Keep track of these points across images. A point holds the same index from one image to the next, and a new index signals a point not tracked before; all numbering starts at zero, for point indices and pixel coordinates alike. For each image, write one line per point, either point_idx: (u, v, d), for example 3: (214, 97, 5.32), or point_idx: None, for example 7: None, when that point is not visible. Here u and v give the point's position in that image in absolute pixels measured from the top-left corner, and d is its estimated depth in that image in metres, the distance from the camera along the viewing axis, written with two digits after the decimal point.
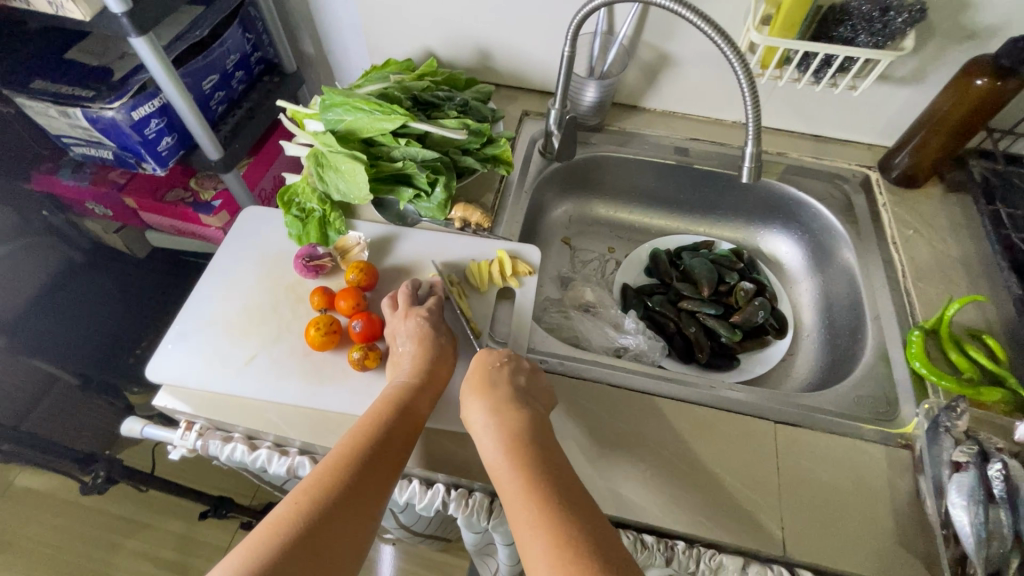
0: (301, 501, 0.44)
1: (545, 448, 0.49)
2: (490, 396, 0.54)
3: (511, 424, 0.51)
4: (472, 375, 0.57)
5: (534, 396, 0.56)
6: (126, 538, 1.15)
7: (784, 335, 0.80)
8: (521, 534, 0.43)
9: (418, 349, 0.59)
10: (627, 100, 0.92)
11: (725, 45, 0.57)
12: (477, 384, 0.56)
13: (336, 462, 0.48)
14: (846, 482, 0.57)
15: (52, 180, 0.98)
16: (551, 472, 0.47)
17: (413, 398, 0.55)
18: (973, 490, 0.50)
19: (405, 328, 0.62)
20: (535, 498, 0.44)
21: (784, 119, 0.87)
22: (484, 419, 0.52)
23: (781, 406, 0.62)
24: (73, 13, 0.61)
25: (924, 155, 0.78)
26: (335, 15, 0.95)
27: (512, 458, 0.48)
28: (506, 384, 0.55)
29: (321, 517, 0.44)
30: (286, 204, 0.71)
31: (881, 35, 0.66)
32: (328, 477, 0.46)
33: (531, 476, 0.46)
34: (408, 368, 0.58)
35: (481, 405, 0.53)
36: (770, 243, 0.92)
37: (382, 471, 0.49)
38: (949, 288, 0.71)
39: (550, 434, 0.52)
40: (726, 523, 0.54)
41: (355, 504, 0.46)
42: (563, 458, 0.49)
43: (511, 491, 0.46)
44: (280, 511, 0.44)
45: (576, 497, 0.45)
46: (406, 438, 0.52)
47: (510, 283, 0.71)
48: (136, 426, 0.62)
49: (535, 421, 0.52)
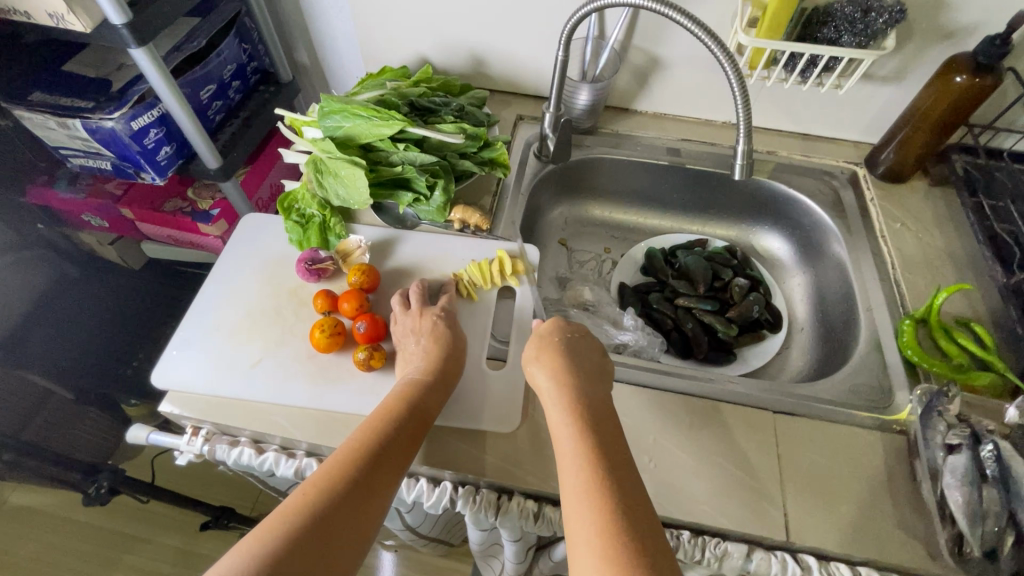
0: (310, 492, 0.44)
1: (603, 418, 0.51)
2: (557, 361, 0.56)
3: (576, 393, 0.53)
4: (538, 342, 0.60)
5: (602, 372, 0.57)
6: (122, 554, 1.13)
7: (779, 329, 0.82)
8: (570, 495, 0.44)
9: (431, 347, 0.60)
10: (618, 103, 0.94)
11: (715, 47, 0.59)
12: (546, 356, 0.57)
13: (347, 454, 0.48)
14: (847, 469, 0.58)
15: (48, 193, 0.99)
16: (609, 445, 0.48)
17: (425, 394, 0.56)
18: (967, 472, 0.52)
19: (417, 328, 0.63)
20: (589, 464, 0.45)
21: (774, 119, 0.90)
22: (551, 385, 0.54)
23: (780, 397, 0.63)
24: (74, 25, 0.62)
25: (908, 151, 0.81)
26: (329, 25, 0.96)
27: (573, 425, 0.50)
28: (574, 356, 0.57)
29: (332, 506, 0.44)
30: (286, 210, 0.72)
31: (863, 35, 0.68)
32: (338, 468, 0.47)
33: (588, 445, 0.47)
34: (420, 364, 0.59)
35: (549, 370, 0.55)
36: (762, 240, 0.95)
37: (391, 463, 0.49)
38: (936, 278, 0.74)
39: (608, 408, 0.53)
40: (728, 512, 0.55)
41: (364, 495, 0.46)
42: (618, 429, 0.50)
43: (568, 457, 0.47)
44: (289, 500, 0.44)
45: (623, 463, 0.46)
46: (416, 433, 0.53)
47: (510, 282, 0.72)
48: (142, 433, 0.62)
49: (597, 394, 0.54)
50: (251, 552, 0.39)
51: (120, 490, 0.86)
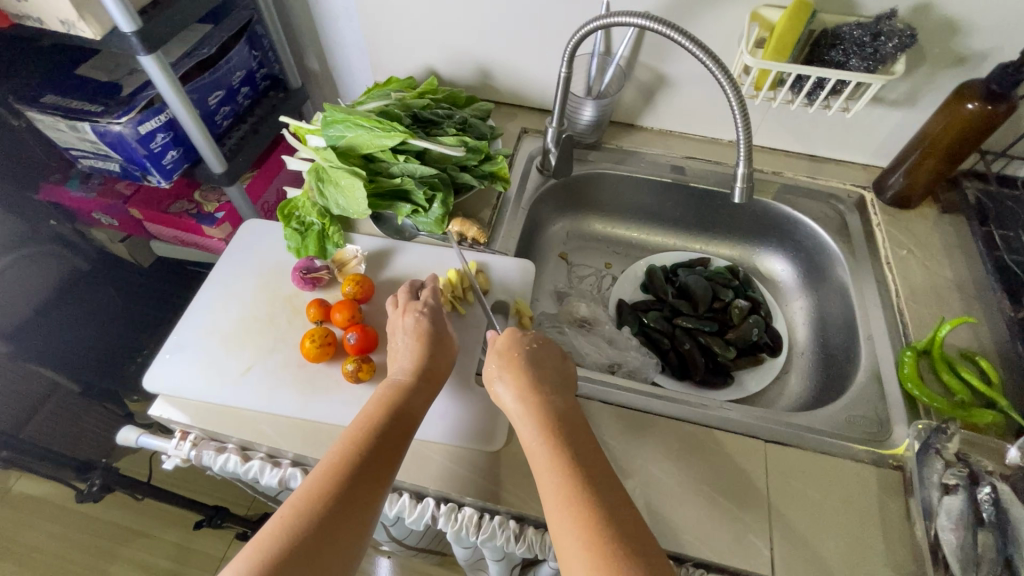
0: (287, 514, 0.44)
1: (577, 430, 0.51)
2: (522, 378, 0.55)
3: (544, 408, 0.52)
4: (498, 357, 0.58)
5: (565, 381, 0.57)
6: (120, 547, 1.14)
7: (778, 354, 0.81)
8: (552, 512, 0.44)
9: (416, 345, 0.60)
10: (624, 119, 0.93)
11: (716, 70, 0.58)
12: (510, 372, 0.56)
13: (325, 470, 0.47)
14: (840, 504, 0.57)
15: (60, 190, 1.00)
16: (586, 460, 0.47)
17: (407, 398, 0.55)
18: (962, 515, 0.51)
19: (403, 324, 0.62)
20: (568, 478, 0.45)
21: (780, 140, 0.89)
22: (517, 405, 0.53)
23: (772, 425, 0.62)
24: (84, 33, 0.63)
25: (918, 177, 0.79)
26: (339, 33, 0.97)
27: (546, 441, 0.49)
28: (537, 368, 0.56)
29: (311, 527, 0.43)
30: (286, 217, 0.72)
31: (872, 59, 0.67)
32: (312, 488, 0.46)
33: (564, 459, 0.47)
34: (406, 364, 0.58)
35: (515, 388, 0.54)
36: (765, 261, 0.93)
37: (374, 472, 0.48)
38: (942, 309, 0.72)
39: (578, 420, 0.52)
40: (713, 544, 0.54)
41: (345, 511, 0.45)
42: (594, 440, 0.50)
43: (544, 476, 0.46)
44: (268, 526, 0.43)
45: (603, 476, 0.46)
46: (398, 438, 0.52)
47: (466, 298, 0.71)
48: (132, 435, 0.63)
49: (564, 405, 0.53)
50: None
51: (115, 487, 0.87)
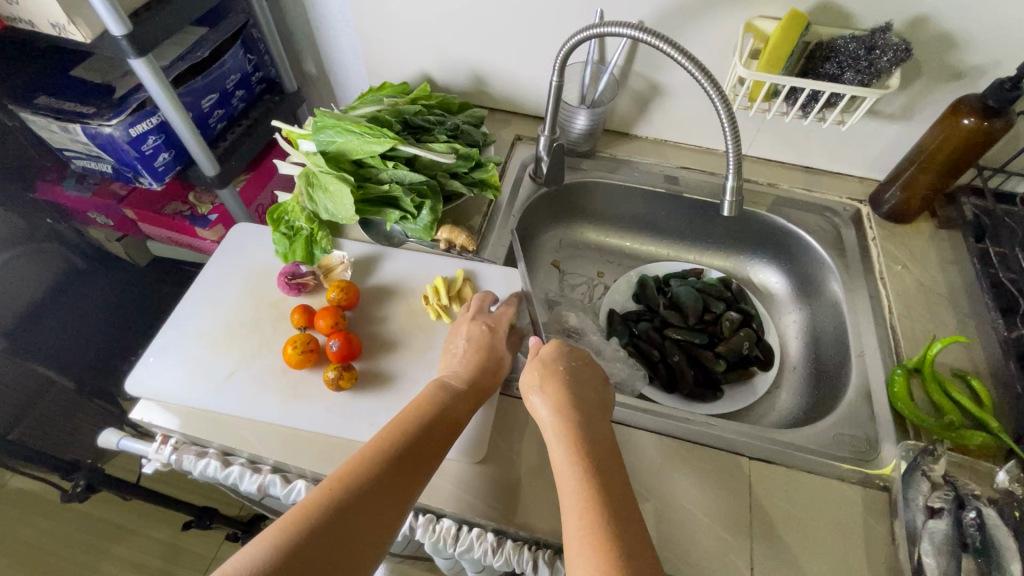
0: (334, 486, 0.44)
1: (608, 457, 0.49)
2: (562, 394, 0.54)
3: (580, 430, 0.51)
4: (540, 368, 0.57)
5: (603, 405, 0.56)
6: (110, 544, 1.14)
7: (769, 368, 0.80)
8: (570, 539, 0.43)
9: (473, 354, 0.60)
10: (618, 127, 0.92)
11: (706, 82, 0.58)
12: (551, 385, 0.55)
13: (373, 451, 0.47)
14: (824, 524, 0.56)
15: (56, 189, 1.00)
16: (613, 489, 0.46)
17: (455, 399, 0.55)
18: (945, 540, 0.50)
19: (465, 331, 0.63)
20: (591, 505, 0.44)
21: (776, 151, 0.88)
22: (551, 420, 0.52)
23: (757, 443, 0.61)
24: (74, 35, 0.63)
25: (914, 191, 0.78)
26: (335, 38, 0.97)
27: (576, 462, 0.48)
28: (580, 387, 0.56)
29: (355, 503, 0.43)
30: (275, 221, 0.73)
31: (866, 73, 0.66)
32: (361, 465, 0.46)
33: (591, 485, 0.46)
34: (460, 369, 0.59)
35: (551, 402, 0.53)
36: (759, 273, 0.92)
37: (418, 464, 0.48)
38: (936, 326, 0.71)
39: (611, 447, 0.51)
40: (693, 564, 0.53)
41: (387, 494, 0.45)
42: (623, 469, 0.49)
43: (570, 501, 0.45)
44: (313, 493, 0.43)
45: (626, 507, 0.45)
46: (444, 437, 0.51)
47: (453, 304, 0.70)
48: (113, 437, 0.63)
49: (599, 430, 0.52)
50: (266, 548, 0.39)
51: (101, 487, 0.87)
